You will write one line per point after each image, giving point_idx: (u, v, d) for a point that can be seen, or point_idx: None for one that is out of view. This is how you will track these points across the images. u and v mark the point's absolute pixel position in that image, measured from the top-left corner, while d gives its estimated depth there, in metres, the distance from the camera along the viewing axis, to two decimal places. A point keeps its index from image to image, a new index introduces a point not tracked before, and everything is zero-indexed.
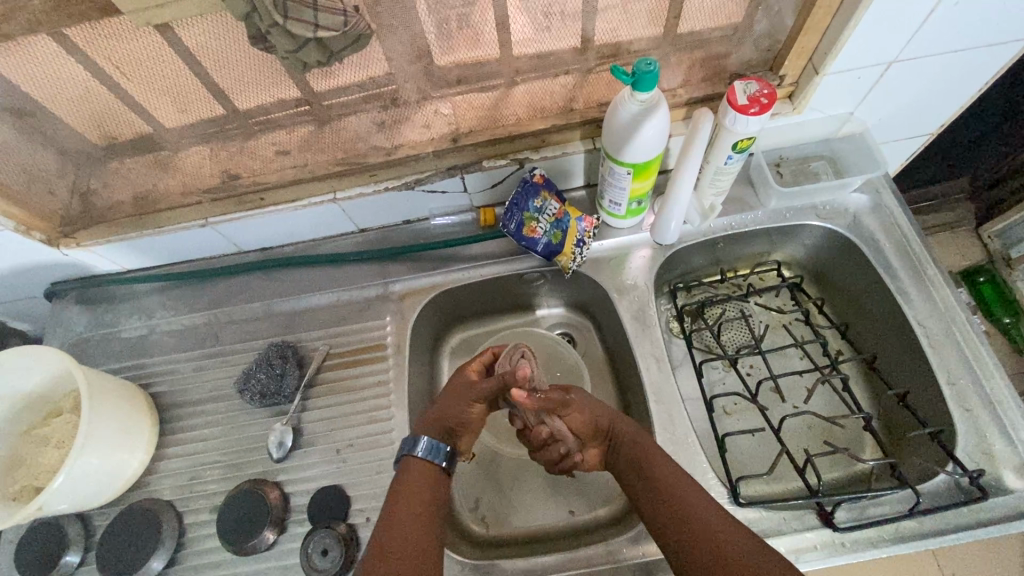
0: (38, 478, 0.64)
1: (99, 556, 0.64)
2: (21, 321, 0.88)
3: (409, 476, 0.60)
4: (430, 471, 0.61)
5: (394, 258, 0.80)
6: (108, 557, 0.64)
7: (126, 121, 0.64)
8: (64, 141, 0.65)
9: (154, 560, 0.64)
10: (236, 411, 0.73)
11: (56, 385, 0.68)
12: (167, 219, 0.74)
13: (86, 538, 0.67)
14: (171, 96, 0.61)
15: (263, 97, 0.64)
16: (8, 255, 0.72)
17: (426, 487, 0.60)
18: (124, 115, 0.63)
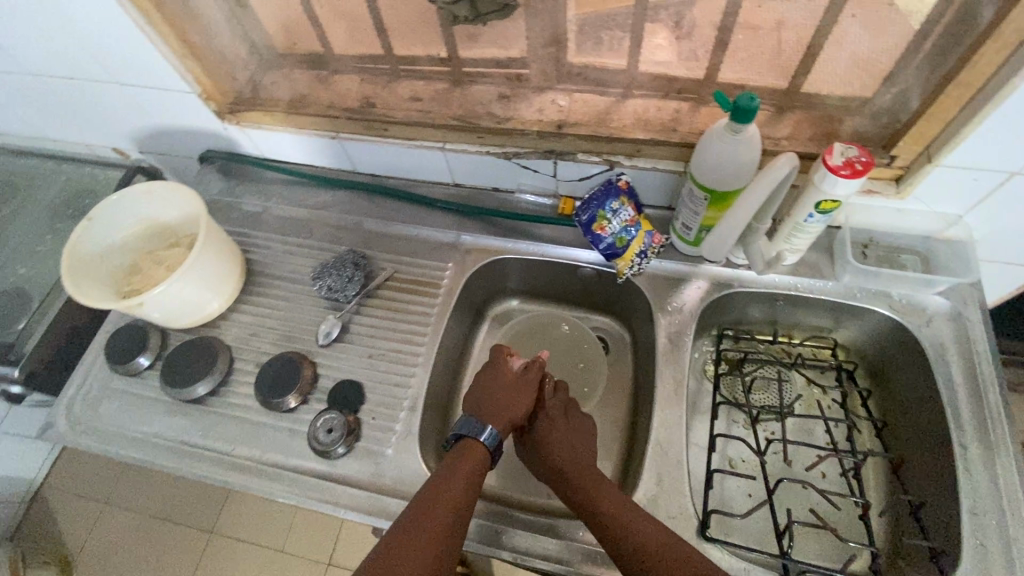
0: (144, 287, 0.79)
1: (166, 368, 0.77)
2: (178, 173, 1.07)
3: (462, 457, 0.65)
4: (484, 464, 0.66)
5: (473, 216, 0.88)
6: (171, 368, 0.77)
7: (306, 36, 0.82)
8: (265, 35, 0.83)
9: (200, 385, 0.76)
10: (304, 296, 0.84)
11: (182, 223, 0.82)
12: (310, 122, 0.85)
13: (160, 349, 0.81)
14: (347, 21, 0.79)
15: (414, 45, 0.79)
16: (188, 113, 0.90)
17: (462, 485, 0.62)
18: (306, 30, 0.81)
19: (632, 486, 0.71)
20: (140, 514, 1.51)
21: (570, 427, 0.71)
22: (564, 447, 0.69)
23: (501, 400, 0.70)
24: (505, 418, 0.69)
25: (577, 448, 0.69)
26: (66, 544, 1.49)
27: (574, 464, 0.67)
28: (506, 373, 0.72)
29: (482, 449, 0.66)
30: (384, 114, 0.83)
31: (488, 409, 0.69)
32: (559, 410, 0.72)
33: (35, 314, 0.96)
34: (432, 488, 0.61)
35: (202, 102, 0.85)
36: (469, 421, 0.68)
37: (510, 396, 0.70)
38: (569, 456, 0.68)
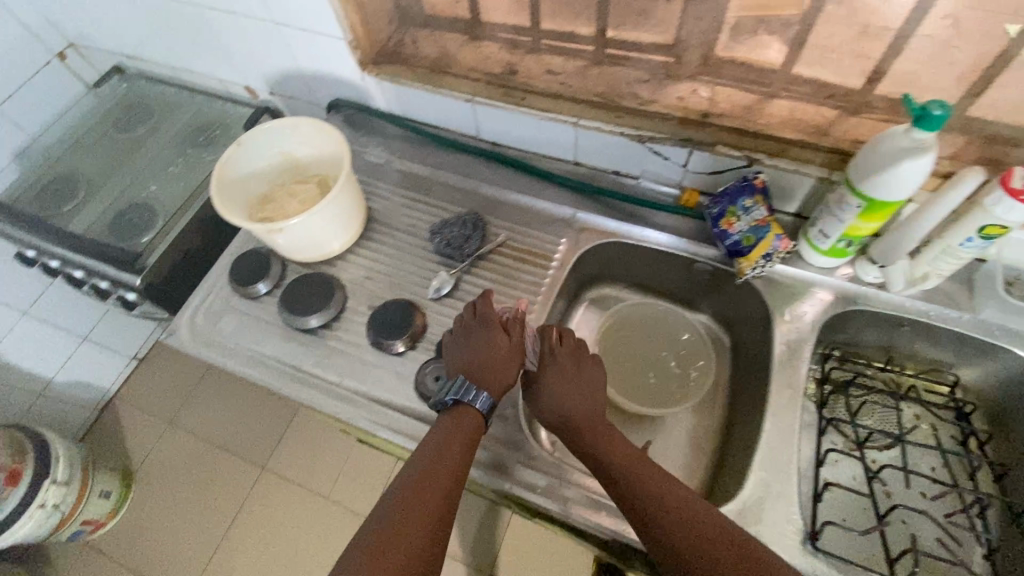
0: (277, 216, 0.82)
1: (284, 295, 0.80)
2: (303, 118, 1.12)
3: (458, 424, 0.64)
4: (476, 430, 0.65)
5: (591, 195, 0.88)
6: (289, 297, 0.80)
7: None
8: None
9: (310, 318, 0.79)
10: (419, 248, 0.87)
11: (317, 161, 0.86)
12: (447, 83, 0.87)
13: (278, 278, 0.84)
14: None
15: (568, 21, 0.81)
16: (333, 59, 0.93)
17: (447, 478, 0.60)
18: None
19: (730, 487, 0.70)
20: (200, 440, 1.59)
21: (580, 377, 0.69)
22: (571, 398, 0.67)
23: (491, 362, 0.69)
24: (494, 378, 0.68)
25: (582, 399, 0.67)
26: (130, 455, 1.58)
27: (586, 415, 0.66)
28: (496, 337, 0.70)
29: (474, 416, 0.65)
30: (524, 82, 0.84)
31: (477, 373, 0.68)
32: (566, 361, 0.70)
33: (158, 230, 1.00)
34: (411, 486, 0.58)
35: (348, 50, 0.88)
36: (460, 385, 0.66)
37: (497, 355, 0.69)
38: (579, 406, 0.67)
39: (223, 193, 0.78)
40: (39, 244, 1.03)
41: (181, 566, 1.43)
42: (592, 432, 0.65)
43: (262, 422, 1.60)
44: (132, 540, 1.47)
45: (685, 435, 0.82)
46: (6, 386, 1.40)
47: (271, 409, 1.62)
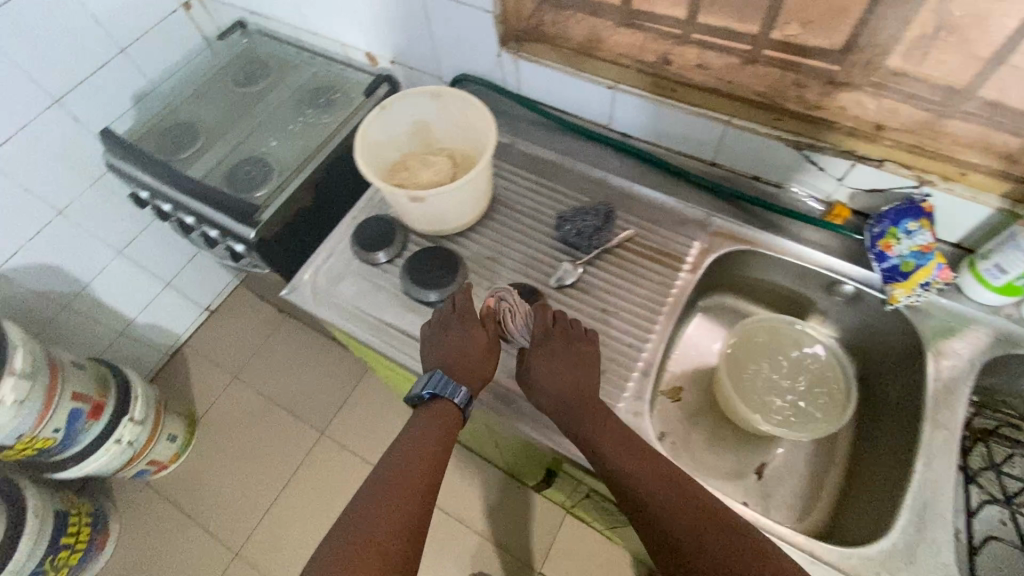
0: (411, 184, 0.81)
1: (409, 264, 0.80)
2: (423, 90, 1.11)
3: (435, 417, 0.68)
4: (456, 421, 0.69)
5: (728, 200, 0.85)
6: (412, 269, 0.80)
7: None
8: None
9: (430, 292, 0.78)
10: (544, 234, 0.84)
11: (454, 133, 0.85)
12: (593, 67, 0.83)
13: (399, 248, 0.84)
14: None
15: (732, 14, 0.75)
16: (471, 31, 0.90)
17: (426, 471, 0.64)
18: None
19: (867, 529, 0.65)
20: (264, 397, 1.62)
21: (570, 357, 0.68)
22: (562, 381, 0.67)
23: (470, 357, 0.70)
24: (469, 368, 0.70)
25: (572, 380, 0.67)
26: (197, 403, 1.62)
27: (576, 396, 0.66)
28: (472, 330, 0.71)
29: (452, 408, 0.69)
30: (679, 74, 0.80)
31: (458, 365, 0.70)
32: (559, 346, 0.69)
33: (274, 186, 1.01)
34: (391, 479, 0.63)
35: (492, 24, 0.86)
36: (438, 380, 0.68)
37: (472, 345, 0.71)
38: (569, 387, 0.66)
39: (368, 135, 0.78)
40: (158, 186, 1.05)
41: (236, 517, 1.46)
42: (580, 411, 0.65)
43: (326, 388, 1.62)
44: (192, 486, 1.51)
45: (801, 461, 0.79)
46: (94, 319, 1.41)
47: (336, 377, 1.63)
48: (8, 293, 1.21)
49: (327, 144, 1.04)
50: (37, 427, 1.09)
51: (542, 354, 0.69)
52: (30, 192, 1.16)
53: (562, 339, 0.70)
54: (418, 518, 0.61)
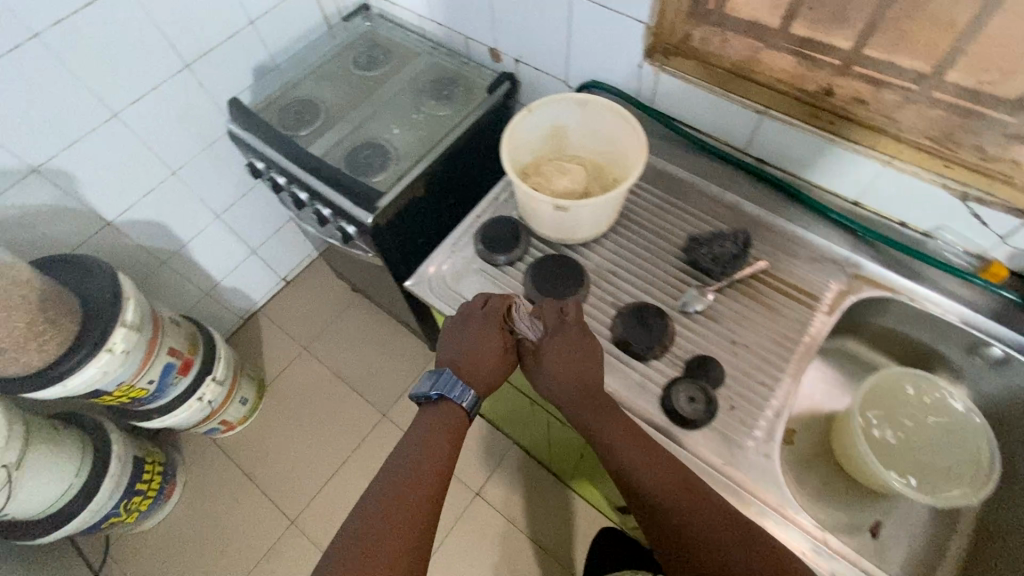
0: (544, 189, 0.80)
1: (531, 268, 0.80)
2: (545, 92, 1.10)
3: (441, 416, 0.70)
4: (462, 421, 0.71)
5: (869, 242, 0.81)
6: (539, 277, 0.79)
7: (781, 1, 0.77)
8: None
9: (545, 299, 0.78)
10: (671, 254, 0.82)
11: (589, 143, 0.84)
12: (745, 89, 0.81)
13: (522, 252, 0.83)
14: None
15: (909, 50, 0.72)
16: (617, 40, 0.89)
17: (432, 473, 0.66)
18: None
19: None
20: (330, 372, 1.65)
21: (574, 347, 0.69)
22: (568, 373, 0.68)
23: (482, 361, 0.71)
24: (476, 369, 0.71)
25: (577, 370, 0.68)
26: (266, 369, 1.66)
27: (580, 386, 0.68)
28: (490, 334, 0.71)
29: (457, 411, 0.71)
30: (840, 106, 0.76)
31: (466, 368, 0.71)
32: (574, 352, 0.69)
33: (394, 173, 1.03)
34: (395, 486, 0.64)
35: (643, 35, 0.85)
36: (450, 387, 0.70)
37: (480, 347, 0.71)
38: (573, 379, 0.68)
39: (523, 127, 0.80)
40: (279, 159, 1.07)
41: (295, 485, 1.49)
42: (591, 403, 0.67)
43: (390, 371, 1.65)
44: (256, 449, 1.55)
45: (919, 524, 0.75)
46: (186, 277, 1.46)
47: (400, 361, 1.66)
48: (120, 244, 1.26)
49: (448, 137, 1.05)
50: (138, 374, 1.13)
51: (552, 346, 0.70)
52: (153, 150, 1.20)
53: (575, 342, 0.69)
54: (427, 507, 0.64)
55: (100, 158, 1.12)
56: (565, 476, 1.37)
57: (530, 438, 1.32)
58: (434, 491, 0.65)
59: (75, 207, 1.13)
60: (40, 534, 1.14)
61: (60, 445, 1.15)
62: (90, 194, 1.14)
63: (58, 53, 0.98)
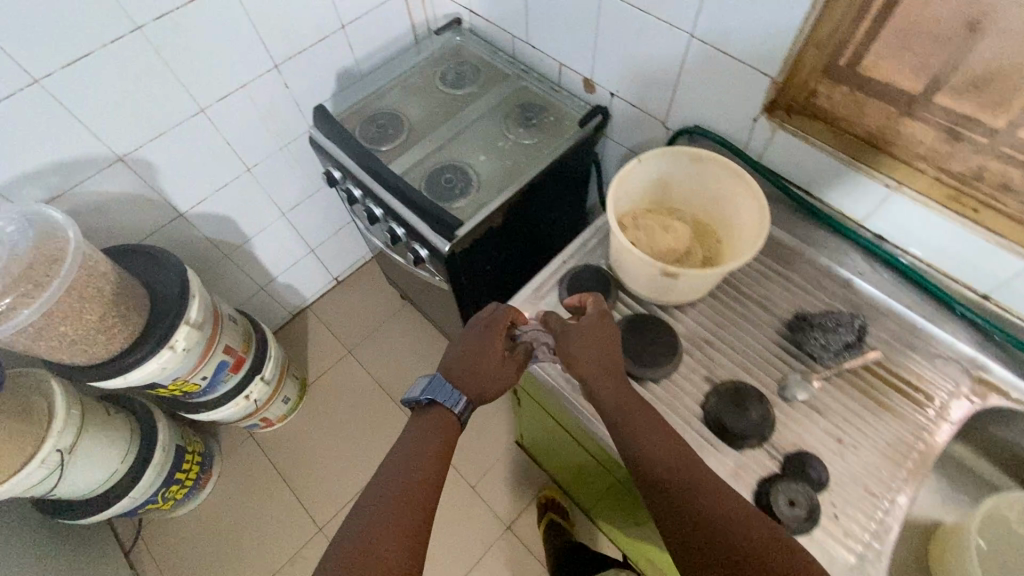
0: (642, 243, 0.74)
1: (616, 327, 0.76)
2: (639, 129, 1.05)
3: (434, 420, 0.71)
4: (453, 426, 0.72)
5: (999, 344, 0.72)
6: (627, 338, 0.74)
7: (929, 73, 0.69)
8: (883, 54, 0.71)
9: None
10: (772, 330, 0.76)
11: (693, 197, 0.79)
12: (876, 160, 0.74)
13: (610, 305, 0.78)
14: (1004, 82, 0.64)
15: None
16: (733, 91, 0.83)
17: (425, 476, 0.66)
18: (938, 68, 0.68)
19: None
20: (372, 379, 1.64)
21: (593, 331, 0.68)
22: (591, 355, 0.67)
23: (479, 368, 0.73)
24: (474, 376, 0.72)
25: (599, 353, 0.67)
26: (310, 368, 1.66)
27: (599, 365, 0.67)
28: (489, 342, 0.73)
29: (447, 413, 0.71)
30: (988, 195, 0.69)
31: (465, 373, 0.73)
32: (578, 334, 0.68)
33: (475, 201, 1.00)
34: (392, 483, 0.65)
35: (766, 89, 0.79)
36: (442, 388, 0.72)
37: (482, 354, 0.73)
38: (588, 357, 0.67)
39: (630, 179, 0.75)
40: (359, 173, 1.05)
41: (327, 491, 1.48)
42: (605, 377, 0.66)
43: None
44: (292, 449, 1.55)
45: None
46: (246, 271, 1.46)
47: None
48: (189, 236, 1.26)
49: (532, 168, 1.01)
50: (193, 370, 1.12)
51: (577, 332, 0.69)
52: (232, 148, 1.19)
53: (588, 326, 0.69)
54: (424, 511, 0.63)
55: (182, 152, 1.12)
56: (590, 511, 1.32)
57: (559, 465, 1.28)
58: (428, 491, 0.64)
59: (153, 197, 1.13)
60: (82, 515, 1.15)
61: (111, 430, 1.15)
62: (168, 186, 1.14)
63: (158, 48, 0.97)
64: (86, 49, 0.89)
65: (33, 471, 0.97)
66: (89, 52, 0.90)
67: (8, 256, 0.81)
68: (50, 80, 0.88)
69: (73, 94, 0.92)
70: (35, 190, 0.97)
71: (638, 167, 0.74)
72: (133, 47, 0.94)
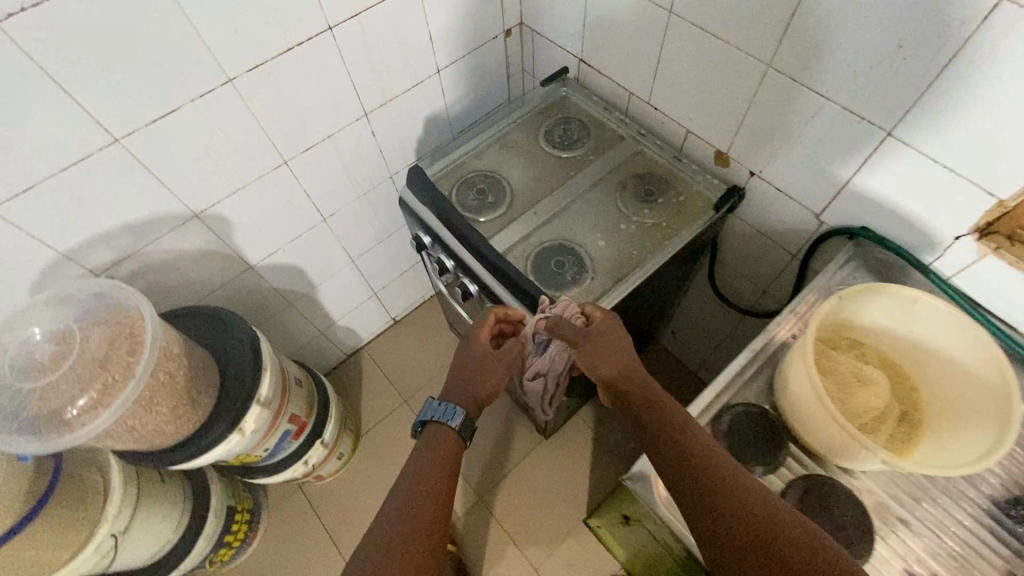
0: (837, 393, 0.61)
1: (789, 487, 0.64)
2: (776, 215, 0.92)
3: (440, 445, 0.72)
4: (453, 443, 0.74)
5: None
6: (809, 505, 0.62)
7: None
8: None
9: (755, 468, 0.64)
10: (978, 504, 0.63)
11: (884, 333, 0.66)
12: None
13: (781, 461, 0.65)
14: None
15: None
16: (928, 202, 0.70)
17: (432, 487, 0.66)
18: None
19: None
20: None
21: (608, 335, 0.77)
22: (617, 357, 0.76)
23: (466, 375, 0.81)
24: (466, 387, 0.80)
25: (618, 354, 0.76)
26: (363, 417, 1.56)
27: (620, 364, 0.75)
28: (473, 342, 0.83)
29: (444, 429, 0.75)
30: None
31: (457, 384, 0.81)
32: (592, 334, 0.77)
33: (590, 292, 0.87)
34: (398, 497, 0.64)
35: (983, 207, 0.66)
36: (437, 407, 0.77)
37: (466, 364, 0.83)
38: (613, 360, 0.75)
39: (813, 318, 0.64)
40: (456, 248, 0.93)
41: None
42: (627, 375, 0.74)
43: None
44: (343, 506, 1.44)
45: None
46: (308, 319, 1.36)
47: None
48: (256, 288, 1.16)
49: (658, 255, 0.88)
50: (259, 442, 1.01)
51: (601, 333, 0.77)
52: (311, 198, 1.09)
53: (597, 329, 0.78)
54: (430, 519, 0.62)
55: (260, 205, 1.01)
56: None
57: (628, 545, 1.12)
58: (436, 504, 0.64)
59: (224, 252, 1.03)
60: None
61: (167, 500, 1.05)
62: (241, 240, 1.04)
63: (248, 101, 0.86)
64: (174, 104, 0.79)
65: (84, 560, 0.86)
66: (176, 107, 0.79)
67: (79, 345, 0.72)
68: (131, 138, 0.78)
69: (152, 152, 0.81)
70: (103, 251, 0.87)
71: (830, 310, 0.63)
72: (223, 100, 0.83)
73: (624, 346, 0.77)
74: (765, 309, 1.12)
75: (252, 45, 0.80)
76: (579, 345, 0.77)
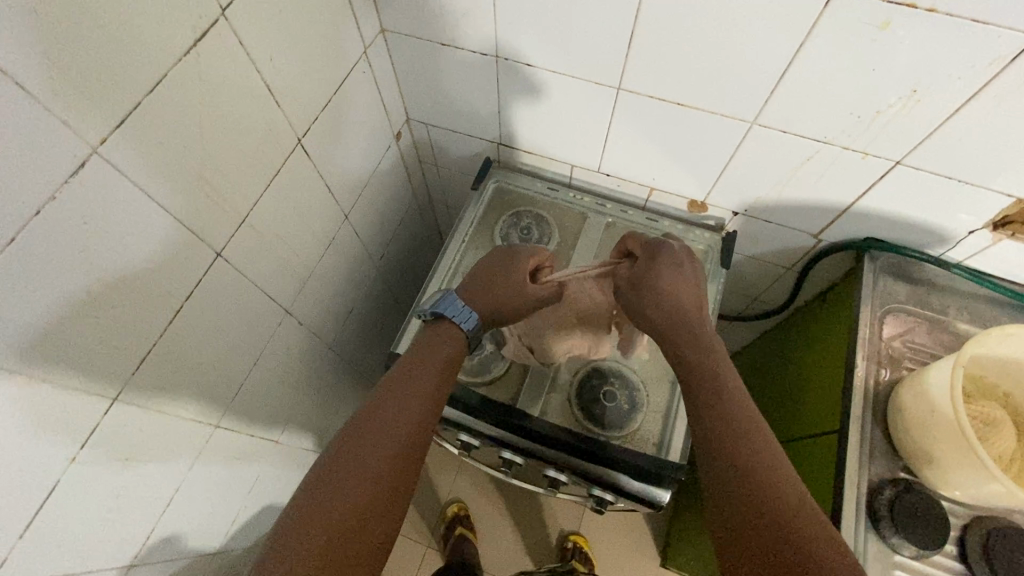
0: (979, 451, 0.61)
1: (967, 545, 0.63)
2: (768, 241, 0.90)
3: (432, 350, 0.67)
4: (457, 345, 0.69)
5: None
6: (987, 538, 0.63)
7: None
8: None
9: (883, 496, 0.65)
10: None
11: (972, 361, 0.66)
12: None
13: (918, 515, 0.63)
14: None
15: None
16: (939, 208, 0.70)
17: (422, 388, 0.62)
18: None
19: None
20: None
21: (654, 273, 0.68)
22: (668, 308, 0.65)
23: (496, 288, 0.72)
24: (489, 297, 0.72)
25: (671, 313, 0.65)
26: None
27: (675, 317, 0.65)
28: (515, 263, 0.73)
29: (459, 331, 0.70)
30: None
31: (486, 292, 0.72)
32: (642, 274, 0.69)
33: (653, 414, 0.78)
34: (384, 391, 0.61)
35: (1000, 205, 0.67)
36: (460, 305, 0.71)
37: (499, 281, 0.73)
38: (667, 305, 0.65)
39: (938, 395, 0.61)
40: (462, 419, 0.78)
41: None
42: (675, 338, 0.64)
43: (534, 543, 1.38)
44: None
45: None
46: None
47: (540, 527, 1.39)
48: (228, 565, 0.88)
49: None
50: None
51: (649, 276, 0.68)
52: (255, 434, 0.83)
53: (642, 277, 0.68)
54: (412, 424, 0.59)
55: (203, 488, 0.74)
56: None
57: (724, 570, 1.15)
58: (423, 414, 0.60)
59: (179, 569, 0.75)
60: None
61: None
62: (193, 540, 0.76)
63: (149, 402, 0.59)
64: (50, 483, 0.50)
65: None
66: (54, 483, 0.51)
67: None
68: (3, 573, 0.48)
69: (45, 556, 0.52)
70: None
71: (958, 385, 0.60)
72: (118, 426, 0.56)
73: (683, 296, 0.66)
74: (754, 311, 1.12)
75: (131, 340, 0.54)
76: (626, 292, 0.69)
